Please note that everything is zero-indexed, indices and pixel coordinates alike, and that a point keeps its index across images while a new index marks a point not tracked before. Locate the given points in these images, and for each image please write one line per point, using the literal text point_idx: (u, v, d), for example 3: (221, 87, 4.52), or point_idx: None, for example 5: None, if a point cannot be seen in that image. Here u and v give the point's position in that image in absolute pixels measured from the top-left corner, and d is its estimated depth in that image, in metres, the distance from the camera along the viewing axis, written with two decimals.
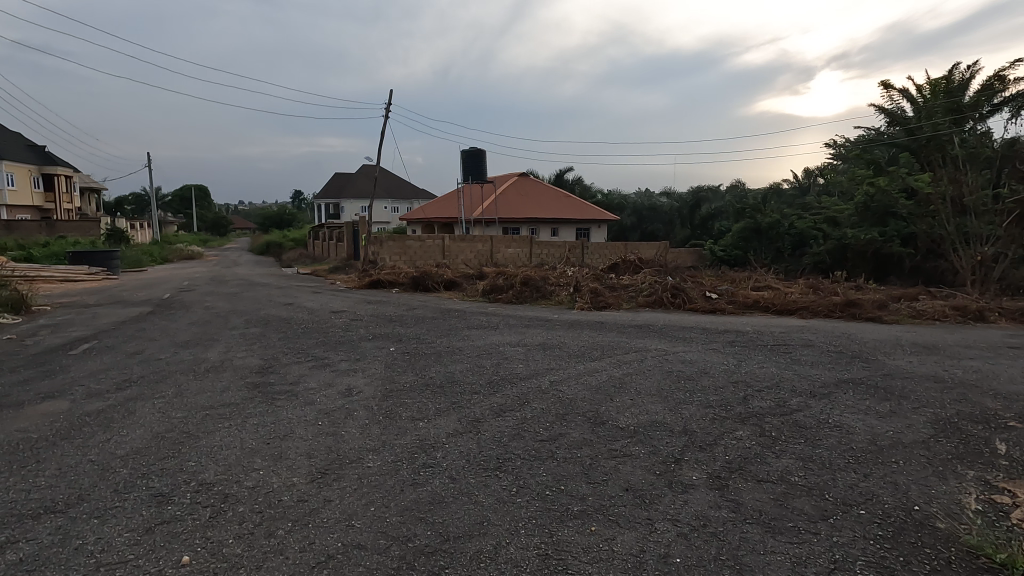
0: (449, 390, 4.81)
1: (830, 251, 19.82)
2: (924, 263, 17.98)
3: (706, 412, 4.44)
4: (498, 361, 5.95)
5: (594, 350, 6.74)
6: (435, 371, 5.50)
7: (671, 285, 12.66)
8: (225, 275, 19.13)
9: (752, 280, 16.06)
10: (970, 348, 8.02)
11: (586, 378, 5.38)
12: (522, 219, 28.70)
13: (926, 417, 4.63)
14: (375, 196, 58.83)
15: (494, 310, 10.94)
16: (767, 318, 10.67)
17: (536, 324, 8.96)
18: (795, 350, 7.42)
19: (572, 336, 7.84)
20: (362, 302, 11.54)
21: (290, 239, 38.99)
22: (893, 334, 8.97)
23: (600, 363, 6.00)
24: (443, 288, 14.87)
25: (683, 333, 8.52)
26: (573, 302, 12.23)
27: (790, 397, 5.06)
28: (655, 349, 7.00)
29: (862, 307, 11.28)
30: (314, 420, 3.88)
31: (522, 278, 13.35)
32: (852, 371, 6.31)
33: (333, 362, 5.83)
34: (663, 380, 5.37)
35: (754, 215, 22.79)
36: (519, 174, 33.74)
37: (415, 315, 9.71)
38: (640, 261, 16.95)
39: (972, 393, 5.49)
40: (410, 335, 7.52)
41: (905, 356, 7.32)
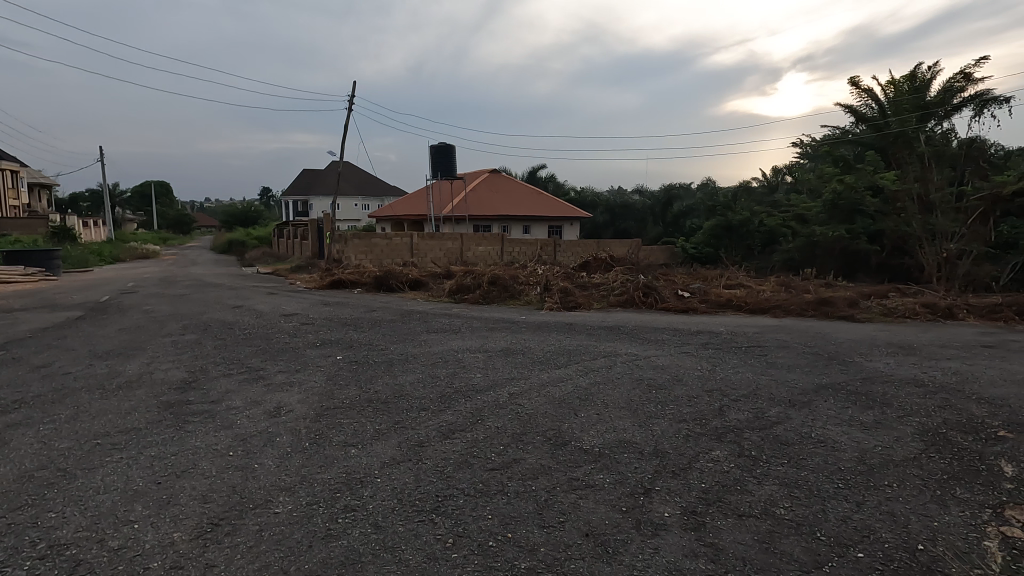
0: (394, 407, 4.26)
1: (799, 248, 19.85)
2: (890, 260, 18.08)
3: (679, 428, 4.00)
4: (454, 370, 5.43)
5: (560, 355, 6.27)
6: (382, 383, 4.94)
7: (644, 283, 12.31)
8: (178, 275, 18.13)
9: (724, 278, 15.85)
10: (946, 347, 7.83)
11: (549, 389, 4.89)
12: (493, 216, 28.15)
13: (913, 428, 4.28)
14: (344, 193, 57.50)
15: (459, 311, 10.41)
16: (740, 318, 10.39)
17: (502, 327, 8.46)
18: (771, 352, 7.08)
19: (538, 339, 7.36)
20: (318, 304, 10.87)
21: (254, 238, 37.64)
22: (868, 334, 8.74)
23: (565, 371, 5.53)
24: (408, 288, 14.27)
25: (655, 335, 8.12)
26: (542, 302, 11.77)
27: (769, 407, 4.66)
28: (626, 353, 6.57)
29: (834, 305, 11.10)
30: (223, 450, 3.29)
31: (489, 277, 12.82)
32: (831, 375, 5.97)
33: (268, 374, 5.22)
34: (633, 390, 4.93)
35: (725, 213, 22.72)
36: (490, 171, 33.17)
37: (373, 318, 9.09)
38: (611, 259, 16.58)
39: (956, 400, 5.19)
40: (363, 341, 6.92)
41: (882, 357, 7.05)
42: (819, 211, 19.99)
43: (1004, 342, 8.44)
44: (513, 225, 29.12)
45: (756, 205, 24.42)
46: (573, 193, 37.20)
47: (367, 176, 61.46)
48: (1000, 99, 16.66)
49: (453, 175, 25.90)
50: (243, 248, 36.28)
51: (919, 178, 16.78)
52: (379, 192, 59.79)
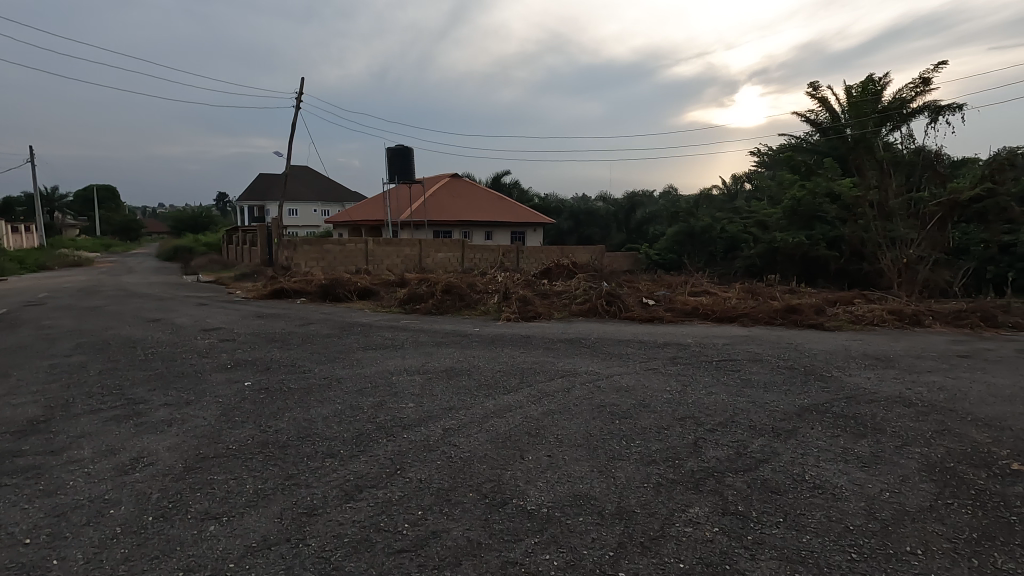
0: (295, 453, 3.36)
1: (761, 254, 19.71)
2: (848, 267, 17.84)
3: (649, 474, 3.24)
4: (381, 399, 4.53)
5: (511, 377, 5.44)
6: (288, 419, 4.02)
7: (607, 291, 11.65)
8: (104, 284, 16.56)
9: (689, 285, 15.42)
10: (923, 358, 7.40)
11: (493, 423, 4.06)
12: (453, 221, 27.26)
13: (917, 462, 3.65)
14: (302, 198, 55.58)
15: (407, 323, 9.51)
16: (707, 327, 9.85)
17: (450, 341, 7.58)
18: (745, 367, 6.45)
19: (489, 357, 6.52)
20: (249, 316, 9.76)
21: (203, 245, 35.70)
22: (841, 344, 8.26)
23: (516, 398, 4.71)
24: (356, 297, 13.26)
25: (619, 348, 7.42)
26: (499, 312, 10.95)
27: (751, 438, 3.97)
28: (586, 372, 5.78)
29: (802, 313, 10.68)
30: (18, 536, 2.34)
31: (444, 285, 11.95)
32: (814, 395, 5.33)
33: (146, 409, 4.22)
34: (595, 420, 4.17)
35: (688, 219, 22.48)
36: (452, 175, 32.25)
37: (305, 332, 8.07)
38: (574, 265, 15.91)
39: (951, 423, 4.61)
40: (283, 362, 5.94)
41: (861, 371, 6.50)
42: (780, 217, 19.85)
43: (978, 351, 8.10)
44: (475, 231, 28.29)
45: (718, 212, 24.31)
46: (537, 199, 36.63)
47: (326, 181, 59.64)
48: (955, 107, 16.77)
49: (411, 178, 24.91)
50: (190, 253, 34.28)
51: (877, 184, 16.76)
52: (339, 197, 58.06)
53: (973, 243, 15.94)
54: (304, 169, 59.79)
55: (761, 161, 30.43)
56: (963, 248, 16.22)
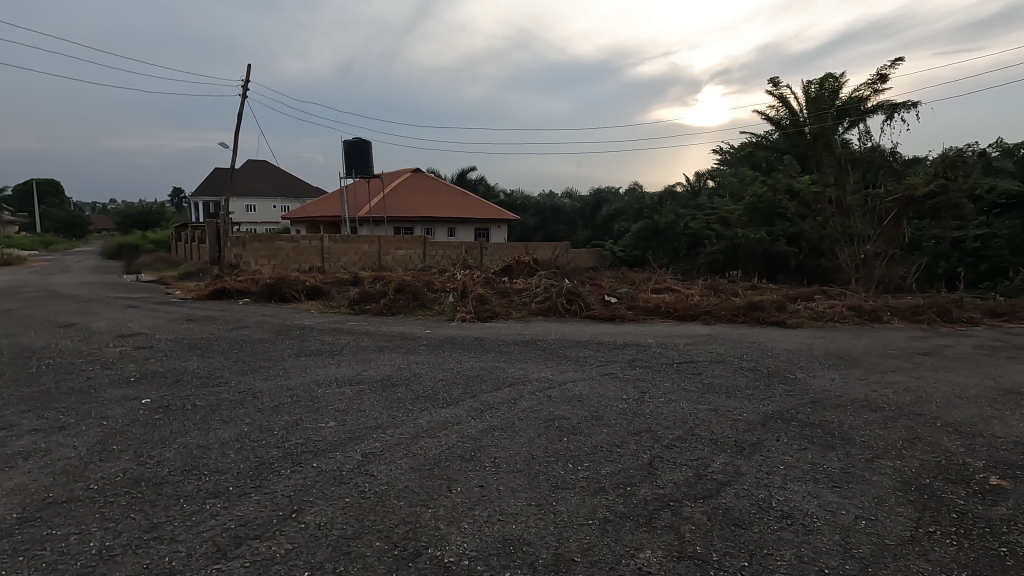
0: (169, 494, 2.77)
1: (722, 250, 19.74)
2: (807, 262, 17.97)
3: (594, 508, 2.77)
4: (298, 417, 3.95)
5: (452, 387, 4.90)
6: (178, 446, 3.41)
7: (567, 289, 11.23)
8: (28, 285, 15.27)
9: (652, 281, 15.18)
10: (885, 357, 7.20)
11: (422, 445, 3.53)
12: (414, 218, 26.48)
13: (891, 481, 3.30)
14: (259, 193, 53.67)
15: (353, 326, 8.87)
16: (669, 326, 9.55)
17: (395, 346, 7.00)
18: (707, 370, 6.09)
19: (434, 363, 5.97)
20: (178, 319, 8.97)
21: (151, 243, 33.99)
22: (804, 342, 8.04)
23: (455, 412, 4.19)
24: (303, 297, 12.49)
25: (576, 351, 6.97)
26: (454, 312, 10.41)
27: (712, 455, 3.57)
28: (536, 379, 5.30)
29: (764, 310, 10.47)
30: None
31: (397, 283, 11.34)
32: (778, 401, 4.99)
33: (8, 436, 3.55)
34: (539, 437, 3.69)
35: (652, 215, 22.38)
36: (414, 170, 31.45)
37: (236, 337, 7.36)
38: (535, 262, 15.47)
39: (920, 430, 4.31)
40: (197, 374, 5.28)
41: (824, 372, 6.22)
42: (742, 214, 19.87)
43: (938, 348, 7.98)
44: (437, 227, 27.61)
45: (682, 208, 24.32)
46: (502, 195, 36.11)
47: (286, 175, 57.77)
48: (909, 104, 16.93)
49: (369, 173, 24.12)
50: (136, 251, 32.54)
51: (835, 180, 16.85)
52: (299, 192, 56.30)
53: (925, 239, 16.21)
54: (261, 163, 57.71)
55: (723, 158, 30.65)
56: (916, 243, 16.48)
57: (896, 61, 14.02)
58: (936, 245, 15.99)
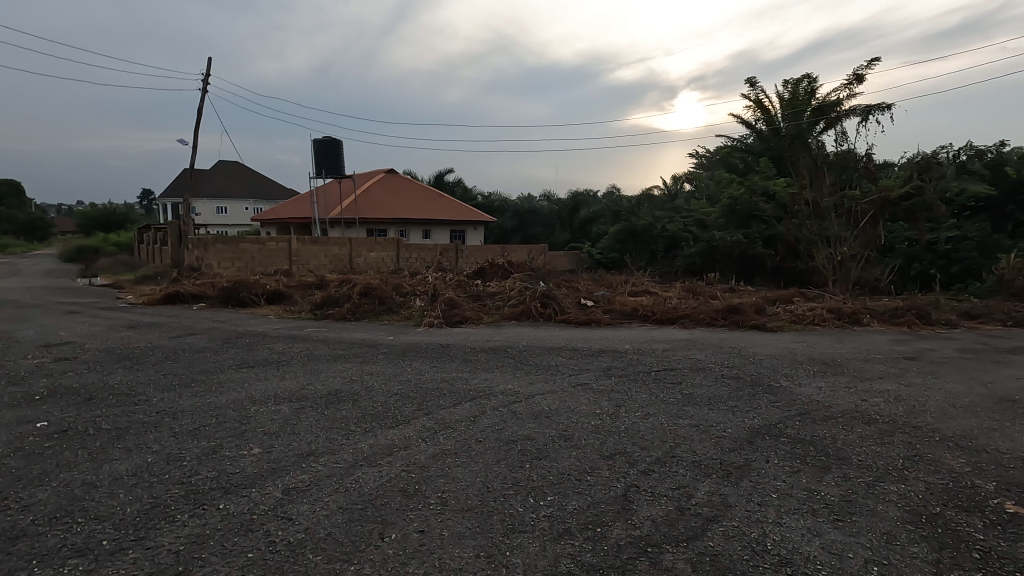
0: (17, 555, 2.18)
1: (700, 253, 19.55)
2: (783, 264, 17.86)
3: (556, 559, 2.28)
4: (217, 444, 3.38)
5: (405, 403, 4.36)
6: (56, 484, 2.81)
7: (542, 293, 10.79)
8: None
9: (630, 284, 14.79)
10: (871, 362, 6.88)
11: (360, 477, 3.00)
12: (388, 219, 25.80)
13: (900, 512, 2.89)
14: (230, 195, 52.20)
15: (310, 332, 8.27)
16: (647, 331, 9.15)
17: (351, 355, 6.41)
18: (687, 379, 5.65)
19: (390, 374, 5.42)
20: (117, 326, 8.23)
21: (112, 245, 32.62)
22: (786, 347, 7.69)
23: (403, 434, 3.65)
24: (263, 302, 11.78)
25: (548, 360, 6.47)
26: (422, 316, 9.86)
27: (696, 483, 3.11)
28: (502, 393, 4.80)
29: (743, 313, 10.16)
30: None
31: (361, 287, 10.79)
32: (763, 414, 4.57)
33: None
34: (498, 464, 3.19)
35: (629, 218, 22.13)
36: (388, 171, 30.77)
37: (176, 346, 6.70)
38: (509, 265, 15.01)
39: (919, 446, 3.93)
40: (117, 390, 4.64)
41: (810, 380, 5.84)
42: (718, 216, 19.71)
43: (922, 353, 7.72)
44: (411, 229, 26.98)
45: (659, 210, 24.14)
46: (479, 198, 35.57)
47: (258, 177, 56.39)
48: (883, 106, 16.92)
49: (340, 173, 23.39)
50: (96, 254, 31.15)
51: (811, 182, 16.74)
52: (271, 194, 54.97)
53: (899, 241, 16.20)
54: (232, 164, 56.18)
55: (700, 161, 30.65)
56: (889, 245, 16.48)
57: (871, 61, 13.92)
58: (909, 247, 16.00)
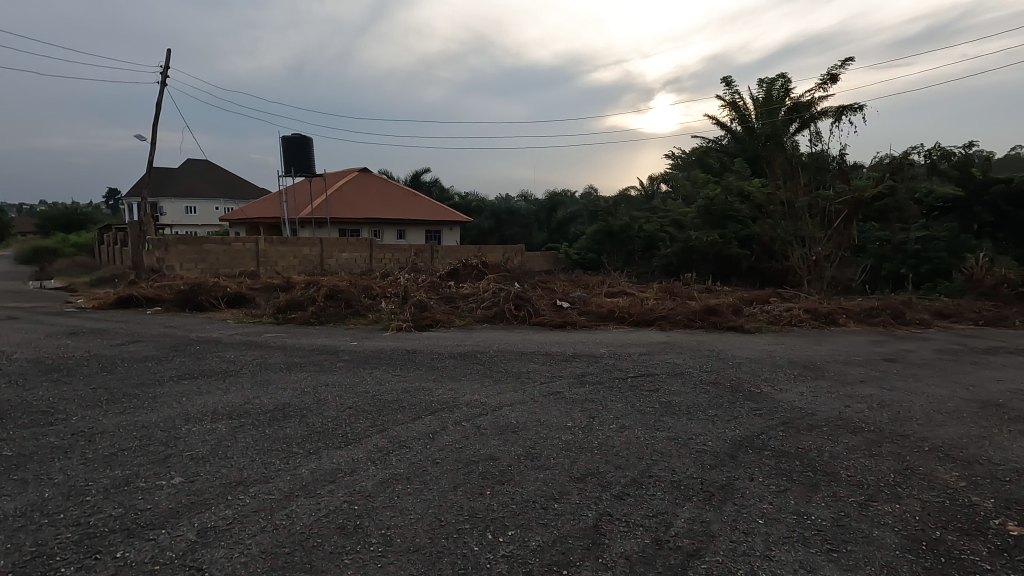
0: None
1: (676, 253, 19.47)
2: (759, 264, 17.87)
3: None
4: (132, 473, 2.94)
5: (358, 419, 3.96)
6: None
7: (515, 294, 10.46)
8: None
9: (606, 285, 14.59)
10: (851, 365, 6.70)
11: (293, 510, 2.61)
12: (360, 220, 25.20)
13: (900, 539, 2.61)
14: (199, 194, 50.76)
15: (268, 339, 7.76)
16: (624, 333, 8.86)
17: (308, 363, 5.97)
18: (664, 386, 5.35)
19: (347, 384, 5.00)
20: (57, 334, 7.62)
21: (72, 246, 31.26)
22: (765, 350, 7.48)
23: (350, 457, 3.25)
24: (224, 306, 11.22)
25: (519, 366, 6.11)
26: (390, 320, 9.43)
27: (675, 508, 2.80)
28: (468, 405, 4.42)
29: (721, 315, 9.95)
30: None
31: (327, 289, 10.31)
32: (745, 424, 4.29)
33: None
34: (454, 492, 2.82)
35: (606, 218, 21.97)
36: (361, 170, 30.13)
37: (117, 355, 6.17)
38: (484, 265, 14.64)
39: (910, 458, 3.70)
40: (35, 408, 4.13)
41: (790, 384, 5.60)
42: (695, 216, 19.66)
43: (902, 354, 7.57)
44: (385, 229, 26.41)
45: (636, 210, 24.04)
46: (455, 198, 35.13)
47: (229, 177, 54.94)
48: (855, 107, 17.02)
49: (310, 171, 22.72)
50: (54, 255, 29.80)
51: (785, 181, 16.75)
52: (242, 194, 53.60)
53: (871, 241, 16.31)
54: (201, 163, 54.65)
55: (677, 162, 30.70)
56: (862, 245, 16.57)
57: (844, 61, 13.92)
58: (880, 247, 16.12)
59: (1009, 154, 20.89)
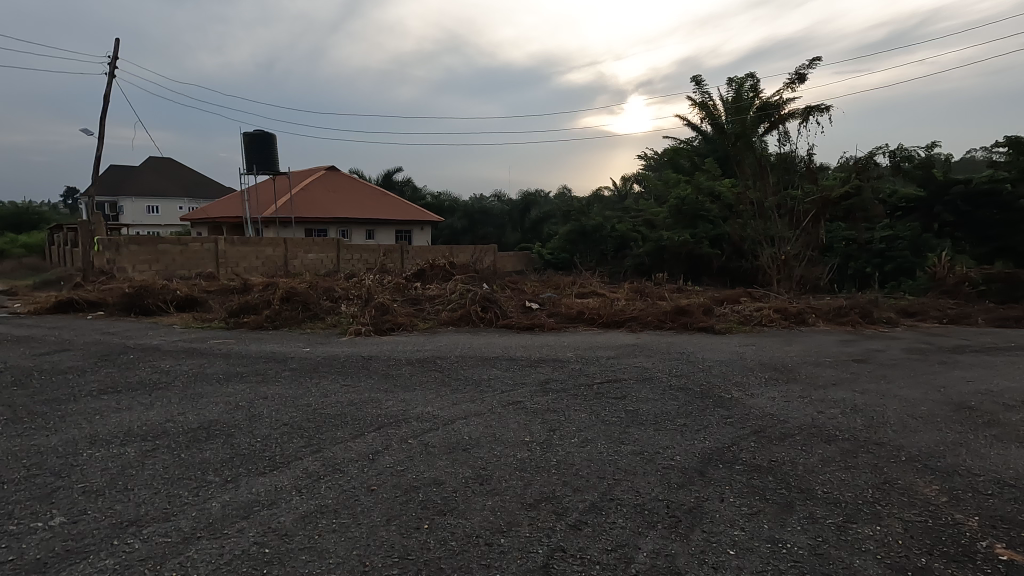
0: None
1: (648, 253, 19.39)
2: (729, 264, 17.88)
3: None
4: (4, 514, 2.49)
5: (292, 438, 3.55)
6: None
7: (482, 295, 10.10)
8: None
9: (578, 285, 14.35)
10: (821, 366, 6.54)
11: (189, 556, 2.21)
12: (327, 219, 24.49)
13: (883, 569, 2.35)
14: (161, 194, 49.00)
15: (214, 345, 7.23)
16: (593, 336, 8.59)
17: (251, 372, 5.50)
18: (632, 394, 5.05)
19: (287, 397, 4.56)
20: None
21: (21, 247, 29.69)
22: (735, 351, 7.29)
23: (272, 485, 2.85)
24: (173, 310, 10.57)
25: (480, 373, 5.75)
26: (349, 323, 8.96)
27: (636, 539, 2.49)
28: (418, 419, 4.05)
29: (691, 315, 9.77)
30: None
31: (283, 291, 9.77)
32: (715, 434, 4.02)
33: None
34: (385, 528, 2.45)
35: (579, 218, 21.81)
36: (329, 168, 29.37)
37: (38, 366, 5.60)
38: (451, 265, 14.23)
39: (886, 470, 3.48)
40: None
41: (761, 389, 5.36)
42: (666, 216, 19.61)
43: (871, 354, 7.45)
44: (353, 229, 25.73)
45: (609, 210, 23.94)
46: (427, 197, 34.58)
47: (193, 176, 53.20)
48: (821, 108, 17.12)
49: (273, 169, 21.95)
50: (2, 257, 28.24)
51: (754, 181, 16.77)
52: (207, 193, 51.96)
53: (838, 240, 16.46)
54: (163, 161, 52.76)
55: (649, 163, 30.76)
56: (829, 245, 16.70)
57: (812, 61, 13.94)
58: (847, 246, 16.26)
59: (967, 156, 21.40)
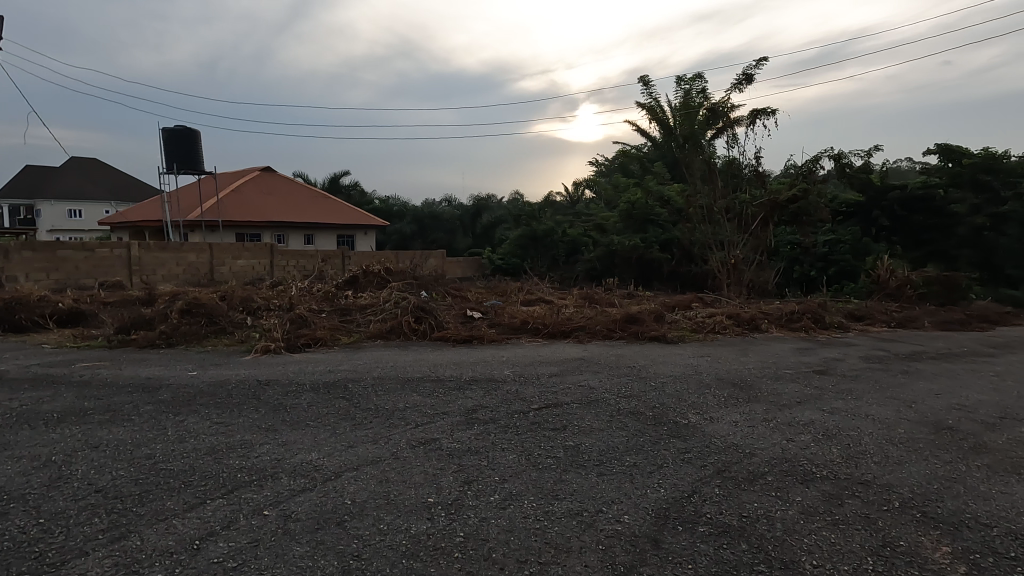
0: None
1: (599, 258, 18.91)
2: (679, 268, 17.56)
3: None
4: None
5: (96, 516, 2.52)
6: None
7: (417, 305, 9.14)
8: None
9: (525, 292, 13.59)
10: (782, 380, 5.92)
11: None
12: (259, 223, 22.87)
13: None
14: (87, 196, 45.36)
15: (78, 370, 5.98)
16: (537, 348, 7.76)
17: (101, 408, 4.35)
18: (573, 424, 4.21)
19: (128, 446, 3.48)
20: None
21: None
22: (691, 364, 6.61)
23: None
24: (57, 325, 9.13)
25: (397, 401, 4.77)
26: (259, 339, 7.77)
27: None
28: (293, 474, 3.08)
29: (643, 323, 9.13)
30: None
31: (184, 302, 8.52)
32: (675, 479, 3.23)
33: None
34: None
35: (530, 222, 21.14)
36: (264, 170, 27.70)
37: None
38: (388, 270, 13.19)
39: (884, 524, 2.77)
40: None
41: (722, 412, 4.65)
42: (616, 220, 19.19)
43: (830, 365, 6.93)
44: (290, 233, 24.15)
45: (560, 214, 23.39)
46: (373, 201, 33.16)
47: (124, 179, 49.62)
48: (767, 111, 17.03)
49: (197, 168, 20.23)
50: None
51: None
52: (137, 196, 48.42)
53: (783, 244, 16.37)
54: (86, 162, 48.90)
55: (601, 168, 30.48)
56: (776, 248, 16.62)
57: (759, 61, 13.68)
58: (792, 250, 16.19)
59: (900, 164, 21.99)
